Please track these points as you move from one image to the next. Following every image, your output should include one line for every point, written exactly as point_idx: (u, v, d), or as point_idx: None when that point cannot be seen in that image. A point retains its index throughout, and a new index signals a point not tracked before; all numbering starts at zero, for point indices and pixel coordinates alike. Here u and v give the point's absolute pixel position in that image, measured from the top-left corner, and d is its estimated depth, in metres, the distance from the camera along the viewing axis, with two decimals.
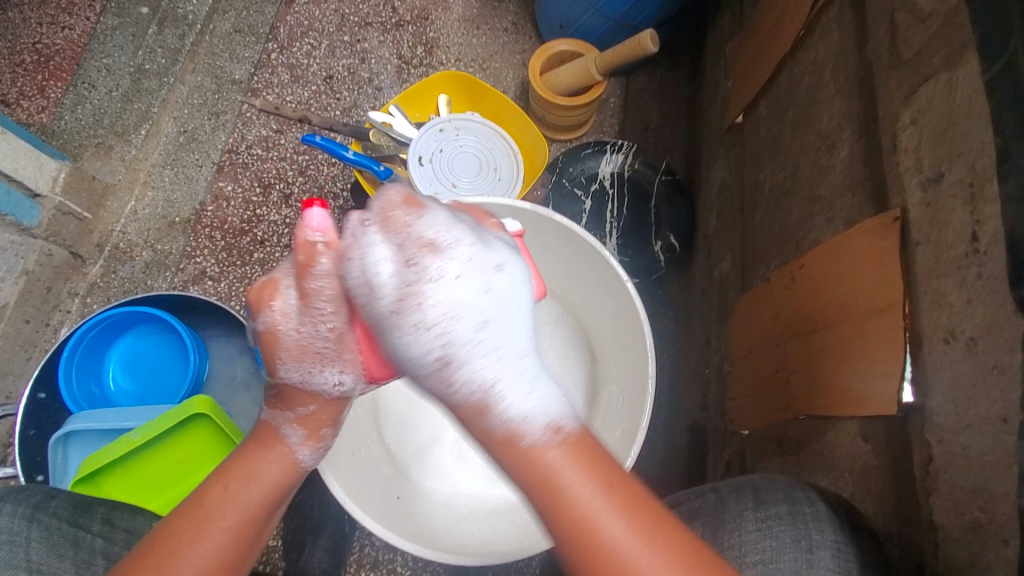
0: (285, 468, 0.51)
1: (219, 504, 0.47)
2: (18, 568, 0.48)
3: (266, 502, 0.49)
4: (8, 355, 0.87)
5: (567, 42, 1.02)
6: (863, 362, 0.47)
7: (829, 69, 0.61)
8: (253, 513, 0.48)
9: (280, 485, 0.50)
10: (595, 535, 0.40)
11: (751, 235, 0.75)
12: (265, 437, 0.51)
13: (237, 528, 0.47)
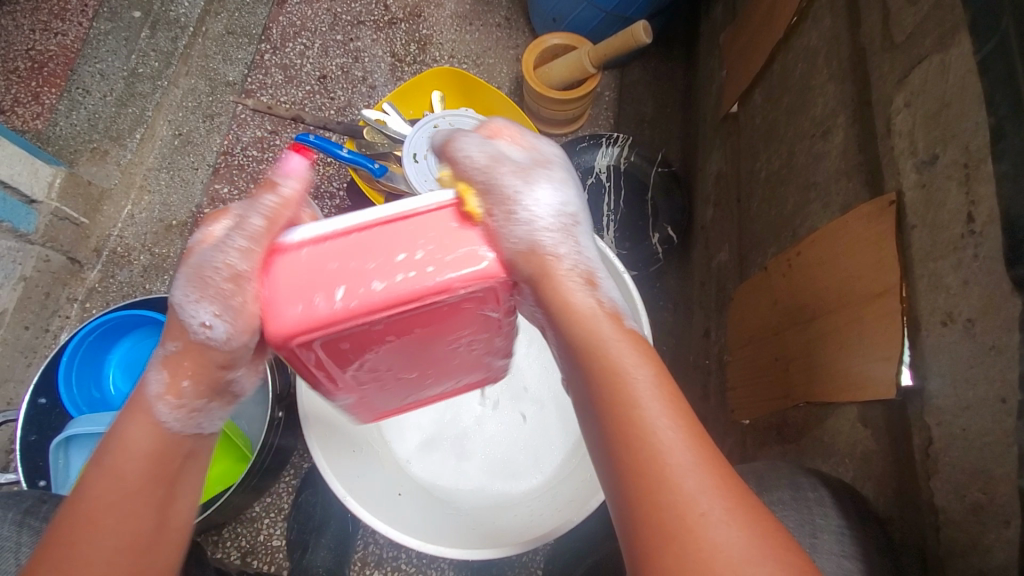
0: (157, 432, 0.44)
1: (94, 490, 0.41)
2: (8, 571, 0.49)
3: (141, 469, 0.42)
4: (8, 361, 0.87)
5: (559, 36, 1.01)
6: (863, 347, 0.46)
7: (822, 54, 0.61)
8: (130, 486, 0.42)
9: (152, 447, 0.43)
10: (633, 427, 0.38)
11: (748, 224, 0.75)
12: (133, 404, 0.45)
13: (118, 506, 0.41)
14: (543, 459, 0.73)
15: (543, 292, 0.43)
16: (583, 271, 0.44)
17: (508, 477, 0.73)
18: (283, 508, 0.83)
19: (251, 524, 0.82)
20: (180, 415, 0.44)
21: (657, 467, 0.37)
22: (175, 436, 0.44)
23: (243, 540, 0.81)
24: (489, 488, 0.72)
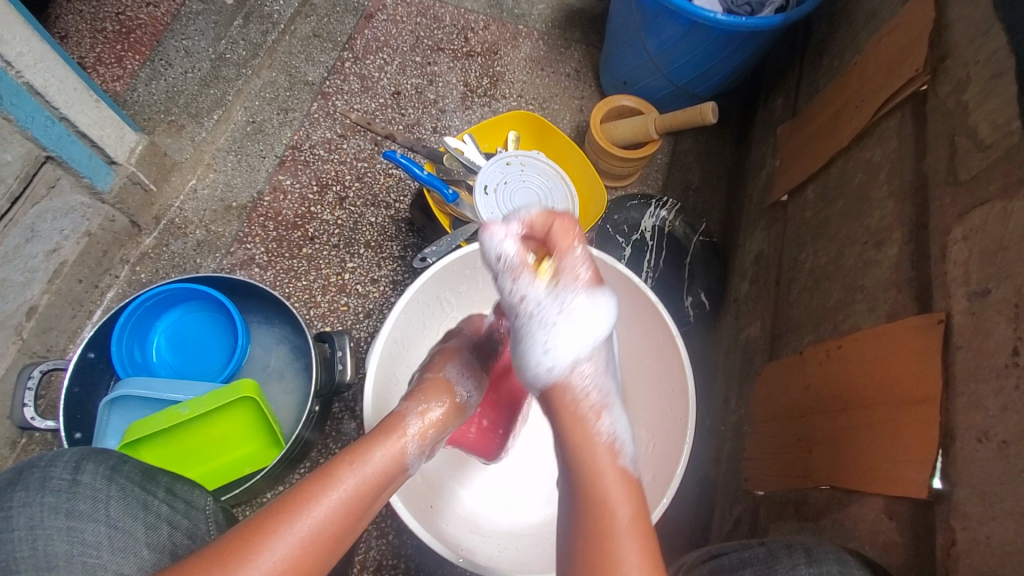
0: (397, 456, 0.55)
1: (331, 487, 0.49)
2: (99, 522, 0.50)
3: (377, 486, 0.52)
4: (55, 310, 0.89)
5: (630, 99, 1.08)
6: (904, 453, 0.51)
7: (884, 172, 0.68)
8: (365, 491, 0.51)
9: (387, 473, 0.53)
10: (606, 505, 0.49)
11: (785, 308, 0.80)
12: (386, 425, 0.57)
13: (339, 516, 0.48)
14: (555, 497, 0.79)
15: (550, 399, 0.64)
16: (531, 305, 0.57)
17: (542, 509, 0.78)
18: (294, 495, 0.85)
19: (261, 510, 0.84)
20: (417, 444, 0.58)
21: (601, 513, 0.49)
22: (401, 465, 0.55)
23: None
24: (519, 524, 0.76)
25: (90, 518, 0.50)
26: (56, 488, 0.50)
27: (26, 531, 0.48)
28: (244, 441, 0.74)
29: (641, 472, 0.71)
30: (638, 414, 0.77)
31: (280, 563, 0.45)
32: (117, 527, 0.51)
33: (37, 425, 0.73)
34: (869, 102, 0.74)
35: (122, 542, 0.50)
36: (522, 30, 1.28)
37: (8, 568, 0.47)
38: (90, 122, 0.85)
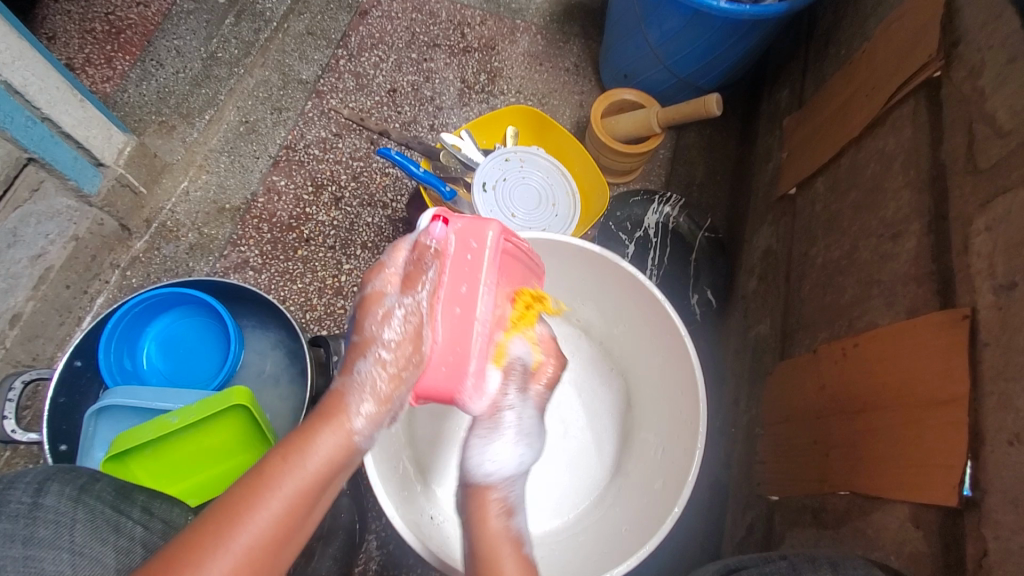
0: (345, 441, 0.52)
1: (263, 491, 0.46)
2: (62, 549, 0.48)
3: (320, 476, 0.49)
4: (42, 317, 0.87)
5: (631, 92, 1.05)
6: (932, 458, 0.49)
7: (899, 161, 0.65)
8: (307, 488, 0.48)
9: (334, 461, 0.50)
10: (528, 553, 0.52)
11: (796, 305, 0.77)
12: (329, 407, 0.53)
13: (278, 520, 0.46)
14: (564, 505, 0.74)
15: (477, 497, 0.55)
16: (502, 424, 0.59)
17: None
18: None
19: None
20: (369, 420, 0.54)
21: (487, 554, 0.51)
22: (352, 447, 0.52)
23: None
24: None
25: (53, 544, 0.48)
26: (14, 513, 0.48)
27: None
28: (236, 450, 0.72)
29: (652, 478, 0.68)
30: (646, 417, 0.74)
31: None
32: (81, 555, 0.48)
33: (18, 438, 0.70)
34: (879, 91, 0.71)
35: (87, 569, 0.48)
36: (520, 25, 1.26)
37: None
38: (73, 122, 0.83)
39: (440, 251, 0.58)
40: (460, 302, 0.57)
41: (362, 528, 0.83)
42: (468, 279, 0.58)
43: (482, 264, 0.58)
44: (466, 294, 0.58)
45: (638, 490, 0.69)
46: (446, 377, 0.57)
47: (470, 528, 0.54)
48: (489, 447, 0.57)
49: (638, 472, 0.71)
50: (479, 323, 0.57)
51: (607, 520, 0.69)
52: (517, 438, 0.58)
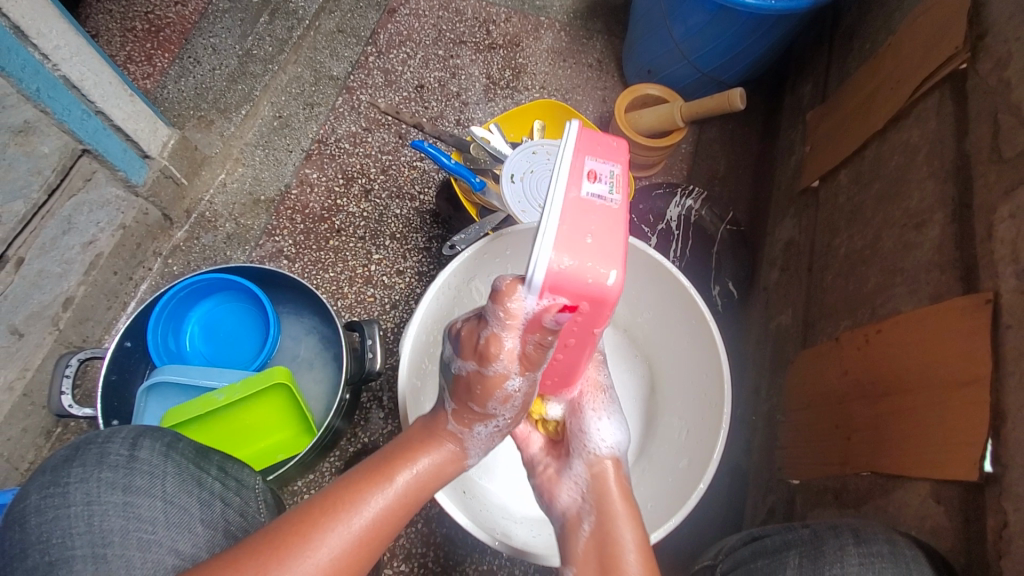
0: (444, 458, 0.56)
1: (372, 486, 0.51)
2: (155, 497, 0.52)
3: (424, 483, 0.53)
4: (92, 301, 0.91)
5: (655, 88, 1.07)
6: (952, 437, 0.50)
7: (923, 152, 0.66)
8: (410, 493, 0.52)
9: (438, 473, 0.55)
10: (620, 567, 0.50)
11: (818, 294, 0.78)
12: (431, 426, 0.57)
13: (385, 511, 0.50)
14: None
15: (598, 480, 0.59)
16: (605, 409, 0.64)
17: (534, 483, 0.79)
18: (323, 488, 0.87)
19: (293, 498, 0.86)
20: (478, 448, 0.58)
21: (611, 550, 0.52)
22: (455, 460, 0.56)
23: None
24: (510, 493, 0.78)
25: (147, 493, 0.52)
26: (114, 463, 0.53)
27: (83, 506, 0.50)
28: (277, 425, 0.76)
29: (676, 460, 0.70)
30: (670, 401, 0.76)
31: (331, 558, 0.46)
32: (172, 503, 0.52)
33: (74, 413, 0.75)
34: (904, 83, 0.72)
35: (177, 517, 0.52)
36: (544, 22, 1.28)
37: (65, 543, 0.48)
38: (124, 116, 0.86)
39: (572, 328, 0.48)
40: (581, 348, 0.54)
41: None
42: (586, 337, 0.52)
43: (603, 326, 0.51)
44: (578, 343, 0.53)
45: (662, 471, 0.72)
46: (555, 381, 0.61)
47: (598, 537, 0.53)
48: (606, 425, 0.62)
49: (660, 454, 0.74)
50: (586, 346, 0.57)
51: None
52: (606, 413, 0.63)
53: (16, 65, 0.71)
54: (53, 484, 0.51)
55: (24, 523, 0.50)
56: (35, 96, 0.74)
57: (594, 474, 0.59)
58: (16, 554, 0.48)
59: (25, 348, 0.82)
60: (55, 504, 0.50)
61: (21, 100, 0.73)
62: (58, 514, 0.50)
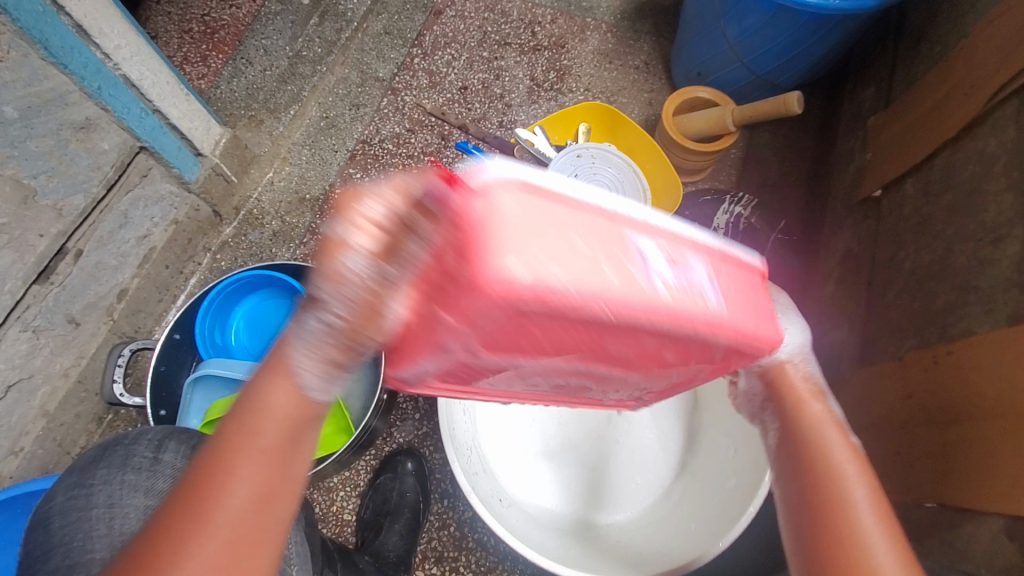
0: (301, 399, 0.36)
1: (199, 495, 0.33)
2: None
3: (280, 442, 0.35)
4: (145, 293, 0.95)
5: (706, 90, 1.03)
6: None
7: (1001, 161, 0.61)
8: (267, 470, 0.34)
9: (296, 420, 0.36)
10: (839, 484, 0.42)
11: (879, 310, 0.74)
12: (269, 365, 0.36)
13: (235, 516, 0.33)
14: (625, 500, 0.75)
15: (779, 385, 0.47)
16: (769, 308, 0.50)
17: (575, 498, 0.75)
18: (358, 486, 0.88)
19: (328, 493, 0.87)
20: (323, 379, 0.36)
21: (832, 488, 0.41)
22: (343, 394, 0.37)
23: (317, 507, 0.87)
24: (548, 502, 0.75)
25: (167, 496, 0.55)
26: (138, 466, 0.56)
27: (104, 508, 0.54)
28: None
29: (721, 476, 0.68)
30: (715, 416, 0.73)
31: None
32: None
33: (125, 401, 0.77)
34: (980, 87, 0.68)
35: None
36: (590, 23, 1.26)
37: (86, 546, 0.52)
38: (180, 115, 0.89)
39: (571, 283, 0.30)
40: (547, 334, 0.34)
41: (425, 508, 0.86)
42: (520, 339, 0.34)
43: (596, 346, 0.36)
44: (501, 326, 0.32)
45: (706, 488, 0.69)
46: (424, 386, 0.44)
47: (799, 456, 0.44)
48: (768, 316, 0.49)
49: (705, 471, 0.71)
50: (501, 379, 0.43)
51: (673, 516, 0.71)
52: (782, 308, 0.50)
53: (79, 63, 0.73)
54: (79, 485, 0.55)
55: (49, 524, 0.54)
56: (96, 95, 0.76)
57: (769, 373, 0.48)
58: (41, 554, 0.53)
59: (81, 336, 0.86)
60: (78, 506, 0.54)
61: (83, 97, 0.75)
62: (81, 516, 0.53)
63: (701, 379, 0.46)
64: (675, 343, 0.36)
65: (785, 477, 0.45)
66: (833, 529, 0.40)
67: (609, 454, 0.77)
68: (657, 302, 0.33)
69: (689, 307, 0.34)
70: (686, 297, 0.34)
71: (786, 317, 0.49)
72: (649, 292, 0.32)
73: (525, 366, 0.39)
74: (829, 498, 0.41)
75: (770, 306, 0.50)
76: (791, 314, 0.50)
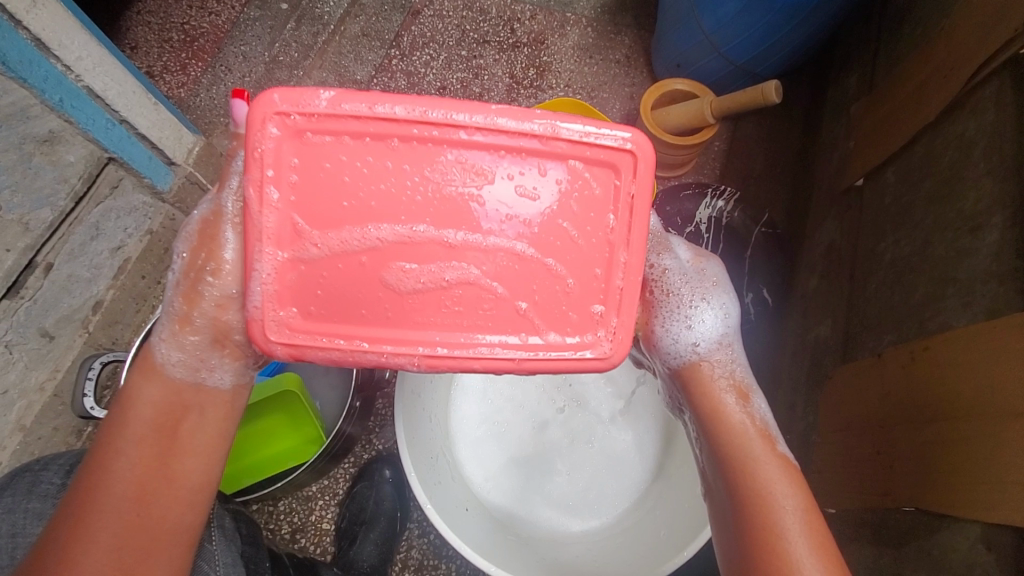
0: (164, 384, 0.53)
1: (138, 440, 0.50)
2: None
3: (164, 414, 0.52)
4: (121, 304, 0.94)
5: (684, 82, 1.00)
6: (1005, 473, 0.46)
7: (980, 146, 0.58)
8: (145, 429, 0.50)
9: (162, 402, 0.52)
10: (768, 496, 0.47)
11: (860, 304, 0.71)
12: (145, 365, 0.53)
13: (142, 454, 0.49)
14: (600, 504, 0.73)
15: (701, 390, 0.54)
16: (693, 301, 0.54)
17: (549, 504, 0.74)
18: (336, 494, 0.87)
19: (307, 502, 0.86)
20: (180, 362, 0.54)
21: (761, 502, 0.47)
22: (268, 331, 0.45)
23: (295, 517, 0.86)
24: (520, 509, 0.73)
25: None
26: (44, 493, 0.59)
27: (8, 538, 0.56)
28: (283, 436, 0.77)
29: (691, 483, 0.65)
30: None
31: (123, 509, 0.47)
32: None
33: (95, 414, 0.77)
34: (958, 69, 0.65)
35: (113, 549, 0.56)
36: (570, 17, 1.23)
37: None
38: (148, 125, 0.89)
39: (379, 104, 0.42)
40: (377, 182, 0.43)
41: (404, 516, 0.85)
42: (344, 186, 0.43)
43: (437, 192, 0.43)
44: (327, 176, 0.43)
45: (676, 495, 0.67)
46: (322, 321, 0.45)
47: (729, 470, 0.50)
48: (691, 313, 0.54)
49: (678, 474, 0.69)
50: (397, 281, 0.45)
51: (647, 521, 0.68)
52: (705, 299, 0.55)
53: (38, 76, 0.72)
54: None
55: None
56: (58, 107, 0.76)
57: (691, 368, 0.55)
58: None
59: (55, 350, 0.86)
60: None
61: (45, 110, 0.75)
62: None
63: (624, 262, 0.45)
64: (508, 167, 0.43)
65: (718, 490, 0.51)
66: (757, 536, 0.46)
67: (585, 460, 0.76)
68: (478, 132, 0.42)
69: (508, 125, 0.42)
70: (479, 126, 0.42)
71: (710, 297, 0.56)
72: (454, 111, 0.42)
73: (395, 232, 0.44)
74: (759, 514, 0.47)
75: (699, 302, 0.55)
76: (715, 307, 0.56)
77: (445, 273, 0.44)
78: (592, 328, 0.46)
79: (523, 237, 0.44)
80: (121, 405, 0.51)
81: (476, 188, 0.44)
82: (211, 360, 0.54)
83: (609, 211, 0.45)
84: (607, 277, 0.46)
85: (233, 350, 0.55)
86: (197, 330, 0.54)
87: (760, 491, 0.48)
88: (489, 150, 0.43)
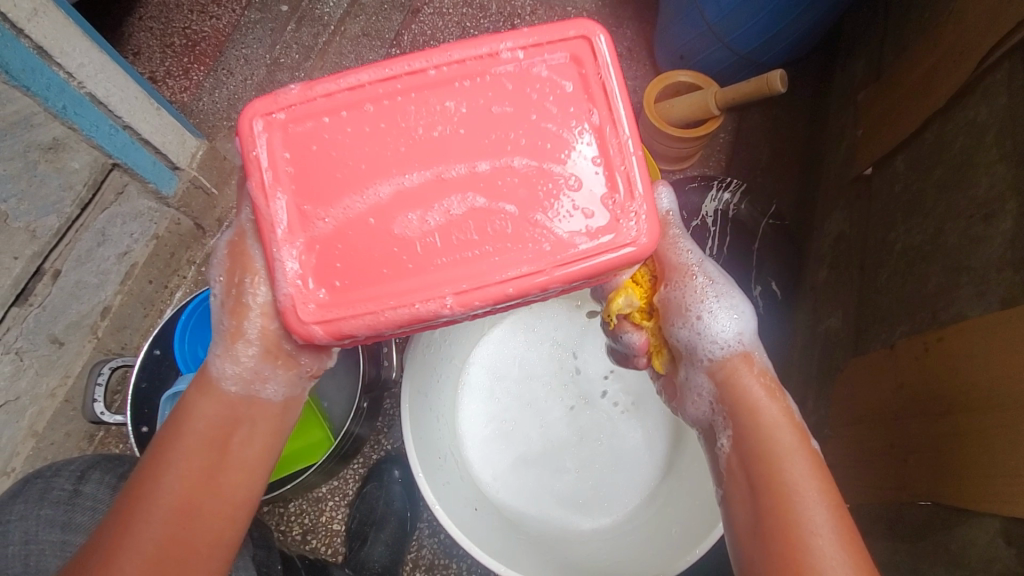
0: (219, 399, 0.53)
1: (188, 457, 0.50)
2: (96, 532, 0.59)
3: (215, 431, 0.51)
4: (129, 310, 0.95)
5: (687, 74, 0.99)
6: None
7: (992, 131, 0.57)
8: (197, 446, 0.50)
9: (216, 418, 0.52)
10: (792, 496, 0.47)
11: (870, 295, 0.70)
12: (204, 377, 0.53)
13: (190, 471, 0.49)
14: (614, 502, 0.73)
15: (732, 386, 0.55)
16: (716, 302, 0.57)
17: (562, 501, 0.73)
18: (346, 495, 0.87)
19: (317, 504, 0.86)
20: (235, 377, 0.53)
21: (783, 501, 0.47)
22: (297, 314, 0.44)
23: (306, 518, 0.86)
24: (531, 508, 0.73)
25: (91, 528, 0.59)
26: (56, 499, 0.60)
27: (20, 545, 0.56)
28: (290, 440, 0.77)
29: (702, 479, 0.65)
30: None
31: (168, 526, 0.47)
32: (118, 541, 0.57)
33: (105, 419, 0.77)
34: (969, 53, 0.63)
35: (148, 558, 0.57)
36: (571, 11, 1.22)
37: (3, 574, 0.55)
38: (152, 130, 0.89)
39: (343, 77, 0.44)
40: (364, 145, 0.45)
41: (414, 517, 0.85)
42: (339, 157, 0.44)
43: (422, 133, 0.44)
44: (320, 156, 0.45)
45: (686, 493, 0.66)
46: (348, 290, 0.44)
47: (757, 470, 0.49)
48: (717, 315, 0.57)
49: (689, 471, 0.68)
50: (409, 229, 0.44)
51: (659, 518, 0.68)
52: (726, 301, 0.58)
53: (41, 84, 0.73)
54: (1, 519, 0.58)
55: None
56: (61, 114, 0.76)
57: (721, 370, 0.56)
58: None
59: (65, 356, 0.87)
60: None
61: (49, 117, 0.75)
62: None
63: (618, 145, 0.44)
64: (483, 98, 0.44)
65: (740, 487, 0.51)
66: (780, 536, 0.45)
67: (594, 455, 0.75)
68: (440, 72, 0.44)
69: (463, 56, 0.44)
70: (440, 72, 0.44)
71: (730, 299, 0.58)
72: (410, 61, 0.44)
73: (394, 184, 0.44)
74: (781, 513, 0.46)
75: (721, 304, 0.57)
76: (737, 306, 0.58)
77: (450, 207, 0.44)
78: (614, 216, 0.44)
79: (518, 153, 0.44)
80: (176, 419, 0.51)
81: (464, 125, 0.44)
82: (265, 372, 0.54)
83: (587, 105, 0.44)
84: (612, 173, 0.44)
85: (286, 362, 0.54)
86: (250, 342, 0.52)
87: (784, 490, 0.47)
88: (453, 87, 0.44)
